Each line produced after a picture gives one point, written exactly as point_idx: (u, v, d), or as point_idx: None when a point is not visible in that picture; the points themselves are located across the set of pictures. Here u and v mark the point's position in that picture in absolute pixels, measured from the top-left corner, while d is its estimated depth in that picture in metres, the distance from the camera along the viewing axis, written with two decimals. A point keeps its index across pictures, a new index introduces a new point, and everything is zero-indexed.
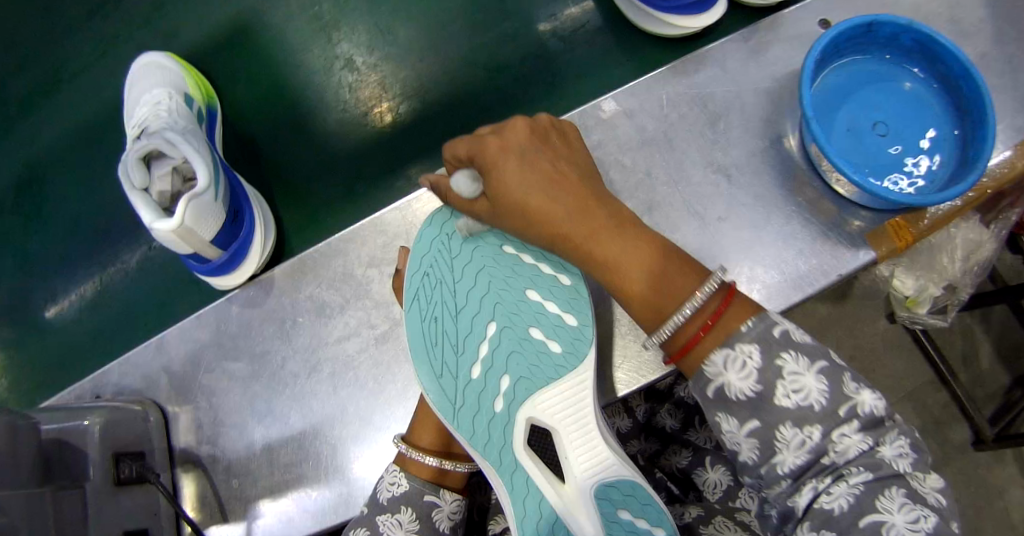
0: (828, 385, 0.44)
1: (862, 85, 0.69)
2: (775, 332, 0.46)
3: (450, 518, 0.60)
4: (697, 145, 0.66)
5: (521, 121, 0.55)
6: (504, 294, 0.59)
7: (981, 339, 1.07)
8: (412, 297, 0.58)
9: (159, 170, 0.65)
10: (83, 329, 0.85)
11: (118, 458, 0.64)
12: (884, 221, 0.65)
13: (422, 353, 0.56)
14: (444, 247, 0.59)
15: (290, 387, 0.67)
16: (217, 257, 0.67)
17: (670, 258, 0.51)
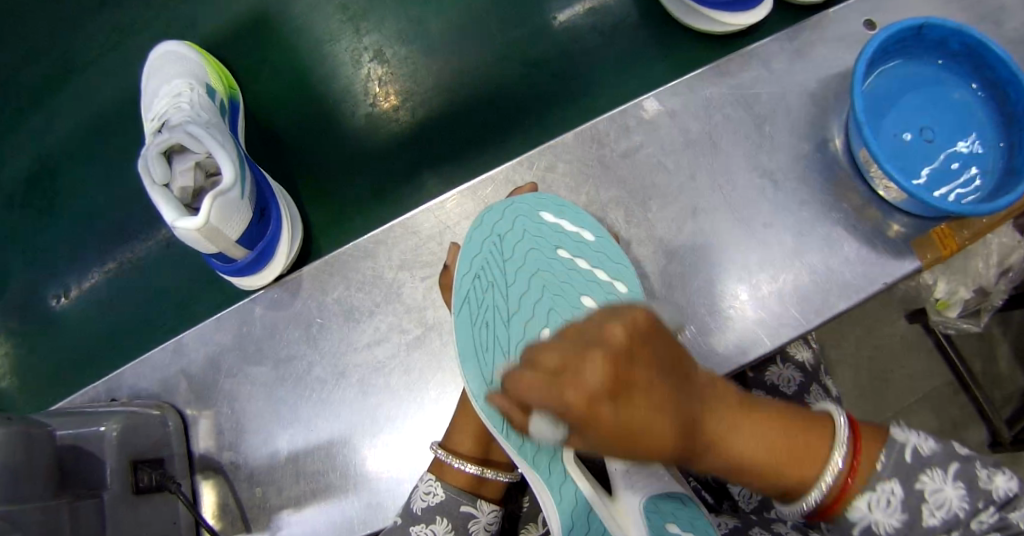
0: (965, 488, 0.40)
1: (907, 89, 0.67)
2: (907, 457, 0.40)
3: (486, 530, 0.58)
4: (741, 148, 0.63)
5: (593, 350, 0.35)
6: (558, 298, 0.56)
7: (1000, 342, 1.03)
8: (462, 299, 0.56)
9: (181, 166, 0.62)
10: (94, 325, 0.82)
11: (135, 466, 0.62)
12: (930, 227, 0.63)
13: (472, 357, 0.53)
14: (496, 248, 0.58)
15: (317, 393, 0.64)
16: (243, 257, 0.64)
17: (797, 431, 0.41)
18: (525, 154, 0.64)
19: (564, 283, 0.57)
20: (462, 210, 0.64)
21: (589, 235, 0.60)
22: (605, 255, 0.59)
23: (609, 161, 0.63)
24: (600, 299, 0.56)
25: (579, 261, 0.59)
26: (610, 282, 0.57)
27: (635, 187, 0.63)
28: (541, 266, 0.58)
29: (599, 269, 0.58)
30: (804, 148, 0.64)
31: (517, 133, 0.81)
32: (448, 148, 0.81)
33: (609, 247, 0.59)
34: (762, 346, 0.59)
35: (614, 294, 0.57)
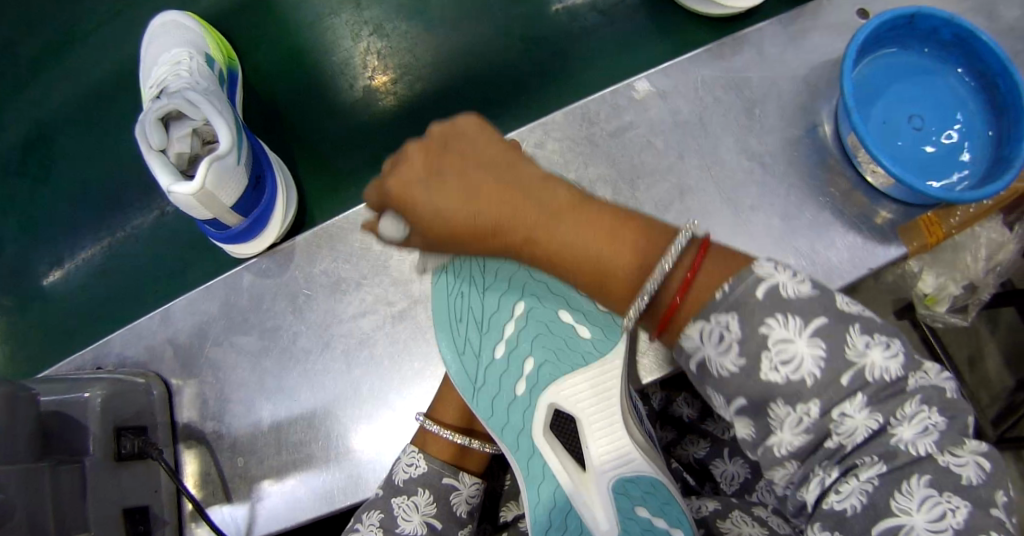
0: (825, 352, 0.35)
1: (898, 78, 0.67)
2: (758, 294, 0.36)
3: (467, 502, 0.59)
4: (731, 130, 0.64)
5: (414, 148, 0.47)
6: (535, 274, 0.58)
7: (988, 339, 1.06)
8: (442, 270, 0.59)
9: (178, 132, 0.63)
10: (86, 295, 0.83)
11: (119, 432, 0.62)
12: (917, 215, 0.63)
13: (447, 328, 0.58)
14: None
15: (302, 363, 0.64)
16: (238, 224, 0.64)
17: (607, 228, 0.42)
18: (516, 130, 0.64)
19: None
20: None
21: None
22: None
23: (598, 139, 0.63)
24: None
25: None
26: None
27: (624, 166, 0.63)
28: None
29: None
30: (794, 133, 0.64)
31: (501, 116, 0.81)
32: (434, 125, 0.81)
33: None
34: None
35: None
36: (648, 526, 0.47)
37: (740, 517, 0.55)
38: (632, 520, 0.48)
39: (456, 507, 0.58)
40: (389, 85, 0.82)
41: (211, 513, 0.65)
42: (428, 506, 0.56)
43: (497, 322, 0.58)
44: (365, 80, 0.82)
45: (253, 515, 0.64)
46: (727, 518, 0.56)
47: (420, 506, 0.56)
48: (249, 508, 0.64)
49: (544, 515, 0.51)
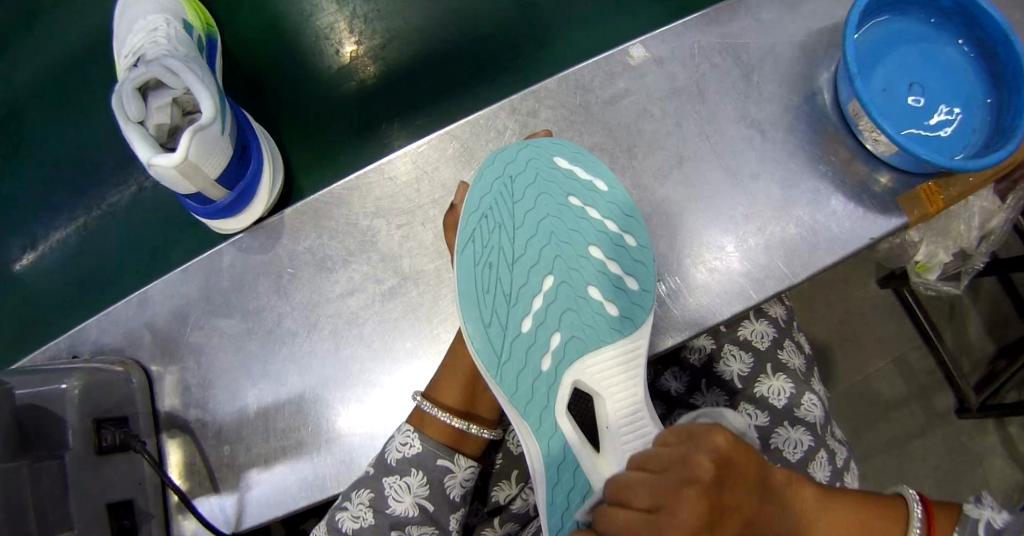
0: None
1: (899, 45, 0.66)
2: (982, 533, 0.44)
3: (462, 486, 0.57)
4: (729, 97, 0.62)
5: (693, 485, 0.37)
6: (564, 247, 0.55)
7: (970, 310, 1.13)
8: (468, 235, 0.53)
9: (158, 101, 0.60)
10: (64, 278, 0.81)
11: (99, 424, 0.59)
12: (918, 184, 0.62)
13: (474, 297, 0.52)
14: (507, 189, 0.55)
15: (287, 345, 0.62)
16: (222, 198, 0.62)
17: (850, 520, 0.43)
18: (507, 99, 0.62)
19: (570, 232, 0.55)
20: (439, 153, 0.62)
21: (603, 184, 0.56)
22: (619, 206, 0.56)
23: (593, 107, 0.61)
24: (608, 251, 0.55)
25: (590, 210, 0.56)
26: (621, 235, 0.55)
27: (620, 133, 0.61)
28: (550, 211, 0.55)
29: (609, 220, 0.56)
30: (792, 99, 0.62)
31: (480, 89, 0.80)
32: (426, 94, 0.80)
33: (624, 199, 0.56)
34: (747, 298, 0.58)
35: (624, 247, 0.55)
36: None
37: None
38: None
39: (450, 490, 0.56)
40: (372, 52, 0.79)
41: (198, 504, 0.63)
42: (421, 488, 0.55)
43: (526, 295, 0.53)
44: (349, 49, 0.79)
45: (242, 504, 0.62)
46: None
47: (413, 487, 0.55)
48: (238, 498, 0.62)
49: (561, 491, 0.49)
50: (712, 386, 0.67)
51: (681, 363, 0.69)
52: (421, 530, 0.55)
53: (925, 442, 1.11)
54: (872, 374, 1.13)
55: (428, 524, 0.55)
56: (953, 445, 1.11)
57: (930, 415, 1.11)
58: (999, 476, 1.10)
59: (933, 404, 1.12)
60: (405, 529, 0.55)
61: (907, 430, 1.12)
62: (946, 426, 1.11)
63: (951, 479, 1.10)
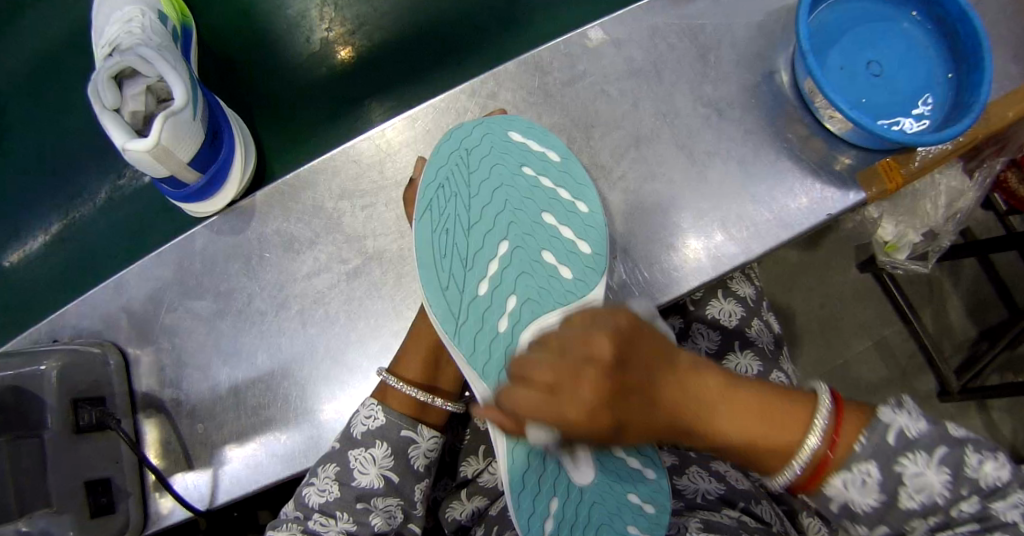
0: (953, 472, 0.34)
1: (858, 23, 0.66)
2: (890, 440, 0.34)
3: (426, 456, 0.58)
4: (686, 78, 0.63)
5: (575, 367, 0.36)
6: (518, 213, 0.56)
7: (951, 293, 1.13)
8: (425, 206, 0.55)
9: (132, 90, 0.61)
10: (48, 266, 0.85)
11: (76, 403, 0.60)
12: (876, 159, 0.62)
13: (431, 261, 0.53)
14: (462, 162, 0.57)
15: (257, 325, 0.63)
16: (196, 181, 0.64)
17: (762, 408, 0.36)
18: (467, 82, 0.63)
19: (524, 200, 0.56)
20: (402, 136, 0.63)
21: (556, 156, 0.59)
22: (569, 177, 0.58)
23: (551, 90, 0.63)
24: (561, 217, 0.57)
25: (542, 179, 0.58)
26: (572, 202, 0.58)
27: (577, 115, 0.62)
28: (504, 181, 0.56)
29: (561, 188, 0.58)
30: (750, 79, 0.63)
31: (438, 74, 0.86)
32: (395, 76, 0.86)
33: (575, 170, 0.59)
34: (703, 273, 0.60)
35: (575, 213, 0.57)
36: (620, 462, 0.52)
37: (698, 473, 0.62)
38: (607, 456, 0.52)
39: (414, 460, 0.57)
40: (344, 37, 0.84)
41: (173, 481, 0.64)
42: (386, 459, 0.56)
43: (482, 259, 0.54)
44: (322, 33, 0.84)
45: (216, 481, 0.64)
46: (684, 474, 0.63)
47: (377, 459, 0.56)
48: (212, 475, 0.64)
49: (526, 473, 0.51)
50: None
51: None
52: (386, 502, 0.55)
53: None
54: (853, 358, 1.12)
55: (393, 496, 0.56)
56: None
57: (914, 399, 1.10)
58: None
59: (916, 388, 1.11)
60: (370, 500, 0.55)
61: None
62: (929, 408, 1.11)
63: None
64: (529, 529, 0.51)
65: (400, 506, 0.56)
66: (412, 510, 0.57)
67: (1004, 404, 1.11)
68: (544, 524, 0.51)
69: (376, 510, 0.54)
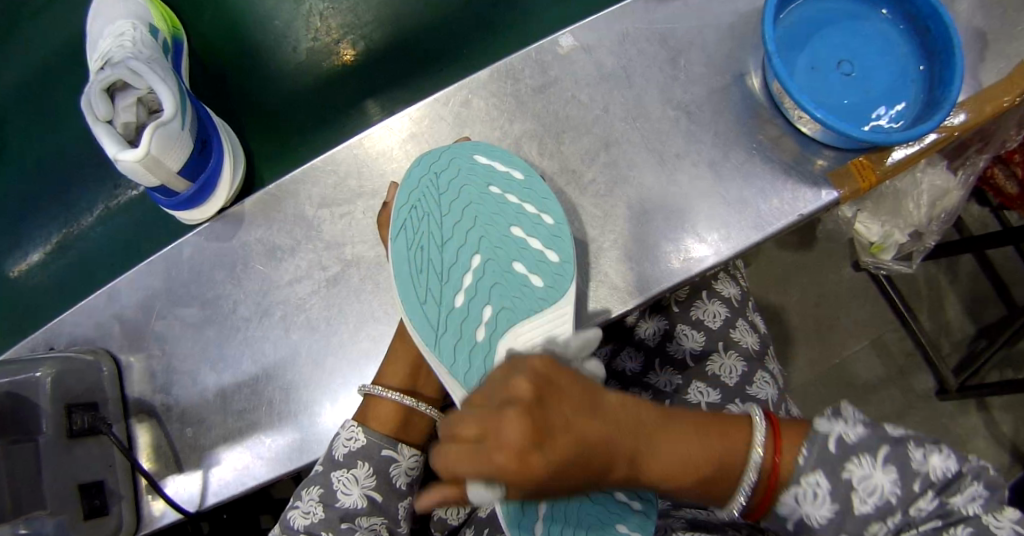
0: (896, 473, 0.37)
1: (827, 23, 0.67)
2: (831, 448, 0.38)
3: (408, 474, 0.59)
4: (656, 82, 0.64)
5: (510, 411, 0.34)
6: (488, 228, 0.56)
7: (947, 289, 1.11)
8: (399, 225, 0.55)
9: (124, 102, 0.63)
10: (48, 274, 0.87)
11: (70, 409, 0.62)
12: (849, 159, 0.63)
13: (406, 278, 0.54)
14: (433, 183, 0.57)
15: (242, 330, 0.65)
16: (186, 189, 0.65)
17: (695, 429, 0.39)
18: (441, 91, 0.65)
19: (493, 216, 0.56)
20: (380, 144, 0.65)
21: (519, 173, 0.59)
22: (534, 192, 0.58)
23: (523, 97, 0.64)
24: (528, 230, 0.56)
25: (509, 195, 0.57)
26: (538, 214, 0.57)
27: (548, 120, 0.64)
28: (473, 198, 0.57)
29: (527, 202, 0.57)
30: (720, 81, 0.64)
31: (421, 81, 0.88)
32: (383, 81, 0.88)
33: (539, 185, 0.58)
34: (674, 272, 0.60)
35: (542, 225, 0.57)
36: None
37: None
38: None
39: (396, 479, 0.58)
40: (332, 46, 0.87)
41: (164, 485, 0.66)
42: (368, 479, 0.56)
43: (456, 273, 0.54)
44: (308, 42, 0.86)
45: (205, 485, 0.65)
46: None
47: (360, 479, 0.56)
48: (201, 478, 0.65)
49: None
50: (665, 364, 0.67)
51: (635, 343, 0.69)
52: (370, 521, 0.56)
53: (906, 423, 1.08)
54: (849, 356, 1.10)
55: (376, 514, 0.56)
56: (935, 427, 1.08)
57: (910, 397, 1.08)
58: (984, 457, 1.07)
59: (913, 386, 1.09)
60: (354, 520, 0.55)
61: (887, 412, 1.08)
62: (927, 407, 1.08)
63: None
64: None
65: (385, 524, 0.57)
66: (395, 528, 0.58)
67: (1002, 403, 1.08)
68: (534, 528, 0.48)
69: (361, 529, 0.55)
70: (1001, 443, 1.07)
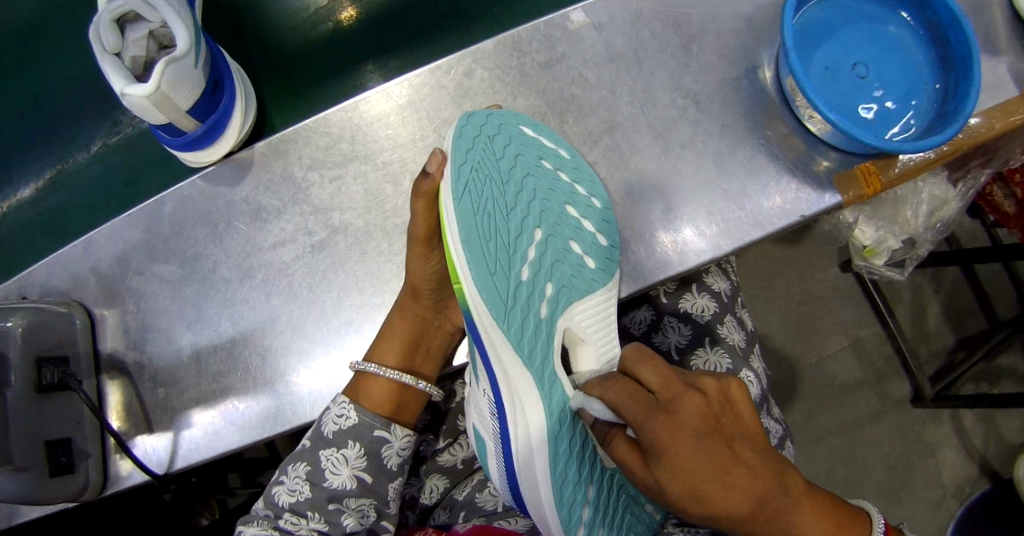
0: None
1: (846, 22, 0.65)
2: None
3: (399, 455, 0.58)
4: (666, 67, 0.62)
5: (692, 391, 0.45)
6: (548, 202, 0.52)
7: (931, 298, 1.11)
8: (463, 188, 0.48)
9: (135, 34, 0.59)
10: (41, 213, 0.86)
11: (40, 363, 0.59)
12: (855, 163, 0.61)
13: (477, 243, 0.47)
14: (487, 148, 0.50)
15: (221, 292, 0.63)
16: (193, 130, 0.61)
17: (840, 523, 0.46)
18: (444, 59, 0.63)
19: (550, 191, 0.52)
20: (383, 107, 0.63)
21: (566, 152, 0.56)
22: (582, 173, 0.56)
23: (529, 71, 0.62)
24: (581, 210, 0.54)
25: (558, 173, 0.54)
26: (587, 197, 0.55)
27: (553, 98, 0.62)
28: (530, 170, 0.52)
29: (576, 183, 0.55)
30: (732, 72, 0.62)
31: (427, 44, 0.88)
32: (393, 39, 0.88)
33: (582, 167, 0.57)
34: (668, 263, 0.60)
35: (592, 208, 0.55)
36: None
37: None
38: None
39: (388, 460, 0.57)
40: None
41: (133, 445, 0.64)
42: (359, 460, 0.56)
43: (522, 245, 0.49)
44: None
45: (176, 446, 0.64)
46: None
47: (350, 460, 0.56)
48: (172, 439, 0.64)
49: (572, 468, 0.49)
50: None
51: (621, 331, 0.70)
52: (359, 502, 0.56)
53: (879, 427, 1.09)
54: (828, 356, 1.10)
55: (365, 496, 0.57)
56: (906, 433, 1.09)
57: (884, 401, 1.09)
58: (953, 467, 1.09)
59: (888, 392, 1.10)
60: (343, 501, 0.56)
61: (861, 415, 1.10)
62: (900, 413, 1.09)
63: (902, 467, 1.08)
64: (570, 520, 0.49)
65: (373, 505, 0.57)
66: (384, 509, 0.58)
67: (975, 414, 1.09)
68: (582, 514, 0.50)
69: (349, 510, 0.56)
70: (970, 455, 1.08)
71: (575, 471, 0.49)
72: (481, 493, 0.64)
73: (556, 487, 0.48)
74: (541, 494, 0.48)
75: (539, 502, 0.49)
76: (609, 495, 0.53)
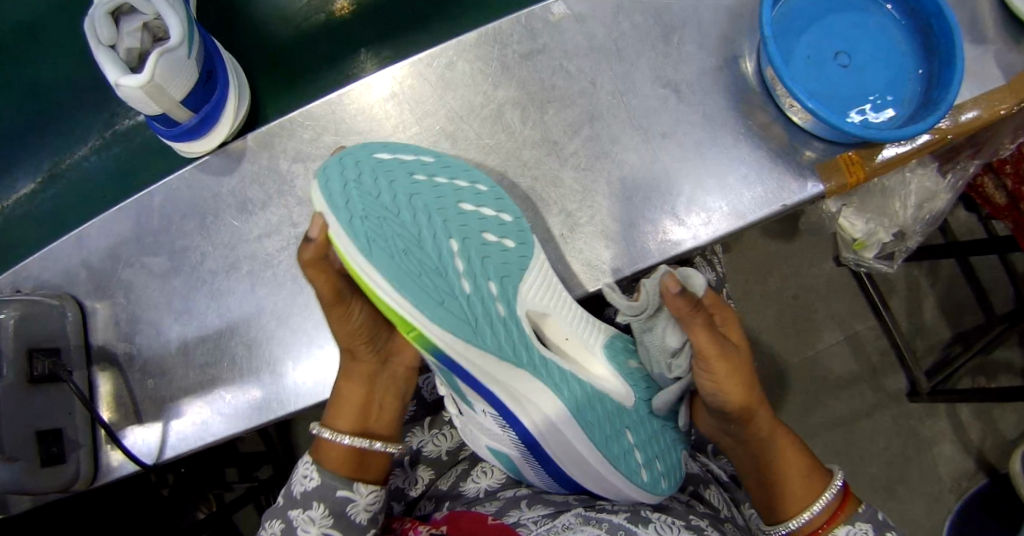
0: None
1: (828, 12, 0.66)
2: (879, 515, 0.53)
3: (368, 510, 0.57)
4: (647, 58, 0.63)
5: None
6: (447, 210, 0.50)
7: (927, 292, 1.11)
8: (366, 241, 0.47)
9: (128, 26, 0.60)
10: (39, 206, 0.87)
11: (31, 354, 0.60)
12: (838, 153, 0.62)
13: (414, 285, 0.48)
14: (362, 190, 0.49)
15: (208, 283, 0.64)
16: (186, 121, 0.62)
17: None
18: (427, 50, 0.63)
19: (440, 198, 0.50)
20: (366, 99, 0.63)
21: (426, 156, 0.53)
22: (453, 167, 0.53)
23: (510, 62, 0.63)
24: (473, 200, 0.52)
25: (435, 177, 0.52)
26: (471, 184, 0.53)
27: (533, 88, 0.62)
28: (412, 190, 0.50)
29: (456, 178, 0.53)
30: (714, 62, 0.63)
31: (418, 34, 0.88)
32: (384, 29, 0.88)
33: (449, 160, 0.54)
34: (650, 252, 0.60)
35: (482, 193, 0.53)
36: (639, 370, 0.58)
37: None
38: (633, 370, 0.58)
39: (354, 516, 0.56)
40: None
41: (124, 436, 0.65)
42: (324, 518, 0.56)
43: (448, 263, 0.49)
44: None
45: (165, 437, 0.64)
46: None
47: (316, 519, 0.56)
48: (162, 430, 0.64)
49: (602, 420, 0.54)
50: None
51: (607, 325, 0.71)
52: None
53: (874, 422, 1.09)
54: (822, 350, 1.10)
55: None
56: (902, 428, 1.09)
57: (880, 396, 1.09)
58: (950, 461, 1.08)
59: (884, 386, 1.09)
60: None
61: (857, 408, 1.09)
62: (896, 407, 1.09)
63: (899, 462, 1.08)
64: (631, 468, 0.53)
65: None
66: None
67: (972, 409, 1.09)
68: (636, 457, 0.54)
69: None
70: (968, 450, 1.08)
71: (609, 427, 0.54)
72: (465, 482, 0.64)
73: (602, 443, 0.53)
74: (585, 449, 0.52)
75: (594, 467, 0.53)
76: (642, 428, 0.57)
